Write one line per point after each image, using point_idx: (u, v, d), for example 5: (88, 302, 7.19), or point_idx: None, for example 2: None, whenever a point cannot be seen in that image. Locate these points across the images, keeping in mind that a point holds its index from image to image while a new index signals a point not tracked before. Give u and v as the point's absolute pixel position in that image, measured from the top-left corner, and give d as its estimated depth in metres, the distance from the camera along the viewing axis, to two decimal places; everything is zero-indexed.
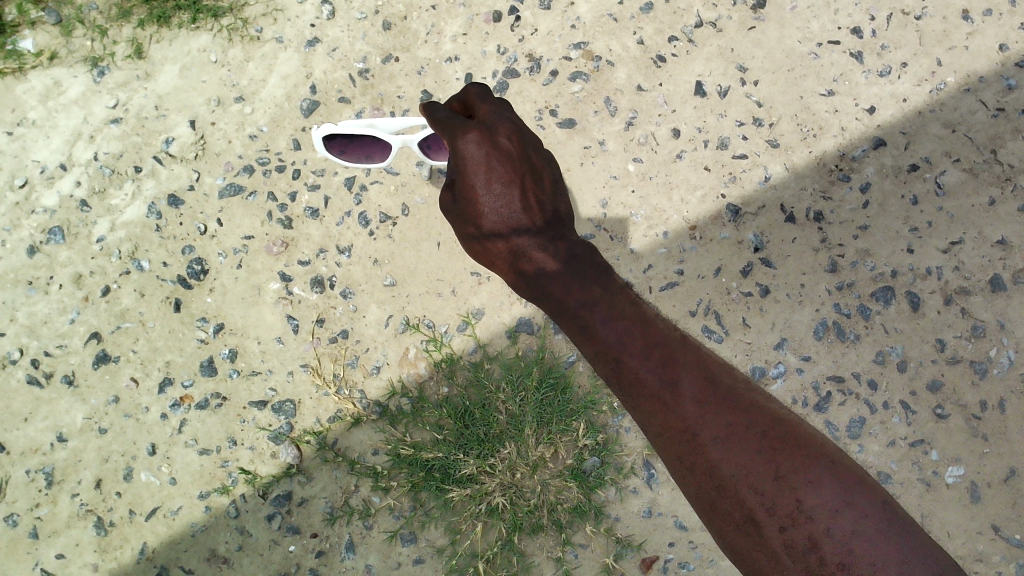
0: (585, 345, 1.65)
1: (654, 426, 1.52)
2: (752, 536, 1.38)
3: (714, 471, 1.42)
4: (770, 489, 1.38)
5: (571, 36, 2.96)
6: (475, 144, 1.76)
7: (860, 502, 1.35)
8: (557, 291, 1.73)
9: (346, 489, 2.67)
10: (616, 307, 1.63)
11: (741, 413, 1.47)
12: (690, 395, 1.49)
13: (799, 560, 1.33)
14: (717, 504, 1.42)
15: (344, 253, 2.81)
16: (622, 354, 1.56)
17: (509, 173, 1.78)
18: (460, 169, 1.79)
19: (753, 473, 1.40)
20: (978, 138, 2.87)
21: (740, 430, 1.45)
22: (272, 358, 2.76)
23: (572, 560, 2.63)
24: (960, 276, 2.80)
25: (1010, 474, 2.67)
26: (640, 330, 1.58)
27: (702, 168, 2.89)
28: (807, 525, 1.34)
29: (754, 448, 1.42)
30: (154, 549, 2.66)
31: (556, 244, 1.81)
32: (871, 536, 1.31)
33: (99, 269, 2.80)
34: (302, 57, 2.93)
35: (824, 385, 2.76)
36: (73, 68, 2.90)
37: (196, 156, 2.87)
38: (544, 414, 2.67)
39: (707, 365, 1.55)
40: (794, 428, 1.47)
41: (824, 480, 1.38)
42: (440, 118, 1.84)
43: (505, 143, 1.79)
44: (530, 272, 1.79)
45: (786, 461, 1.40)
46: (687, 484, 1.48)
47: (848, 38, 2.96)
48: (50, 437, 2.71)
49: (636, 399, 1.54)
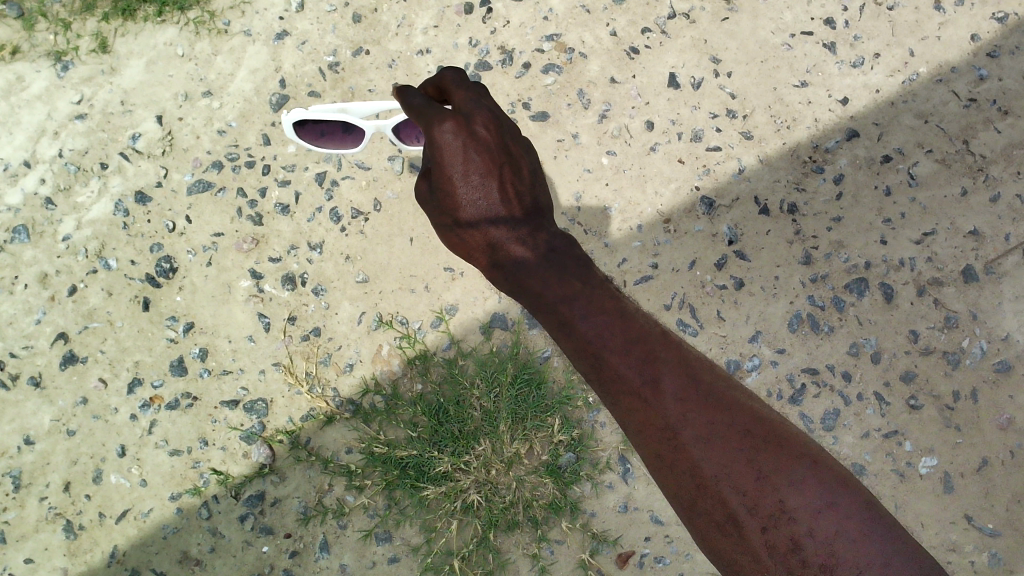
0: (564, 340, 1.60)
1: (633, 423, 1.47)
2: (733, 537, 1.33)
3: (694, 470, 1.37)
4: (752, 489, 1.33)
5: (543, 28, 2.93)
6: (451, 133, 1.71)
7: (843, 503, 1.31)
8: (537, 285, 1.67)
9: (320, 488, 2.65)
10: (595, 301, 1.58)
11: (724, 411, 1.42)
12: (670, 392, 1.44)
13: (781, 561, 1.28)
14: (697, 504, 1.37)
15: (316, 250, 2.77)
16: (599, 347, 1.52)
17: (486, 164, 1.74)
18: (437, 159, 1.74)
19: (735, 473, 1.34)
20: (950, 128, 2.87)
21: (721, 429, 1.39)
22: (243, 357, 2.72)
23: (548, 556, 2.62)
24: (932, 267, 2.80)
25: (982, 463, 2.69)
26: (620, 326, 1.53)
27: (676, 160, 2.88)
28: (790, 526, 1.29)
29: (736, 447, 1.37)
30: (125, 552, 2.62)
31: (533, 236, 1.77)
32: (854, 538, 1.27)
33: (65, 268, 2.75)
34: (270, 50, 2.89)
35: (798, 378, 2.76)
36: (36, 62, 2.85)
37: (164, 152, 2.82)
38: (518, 410, 2.65)
39: (689, 361, 1.50)
40: (774, 428, 1.42)
41: (807, 481, 1.34)
42: (417, 105, 1.77)
43: (482, 132, 1.73)
44: (507, 267, 1.75)
45: (768, 462, 1.35)
46: (667, 483, 1.42)
47: (821, 29, 2.95)
48: (17, 440, 2.67)
49: (615, 394, 1.50)
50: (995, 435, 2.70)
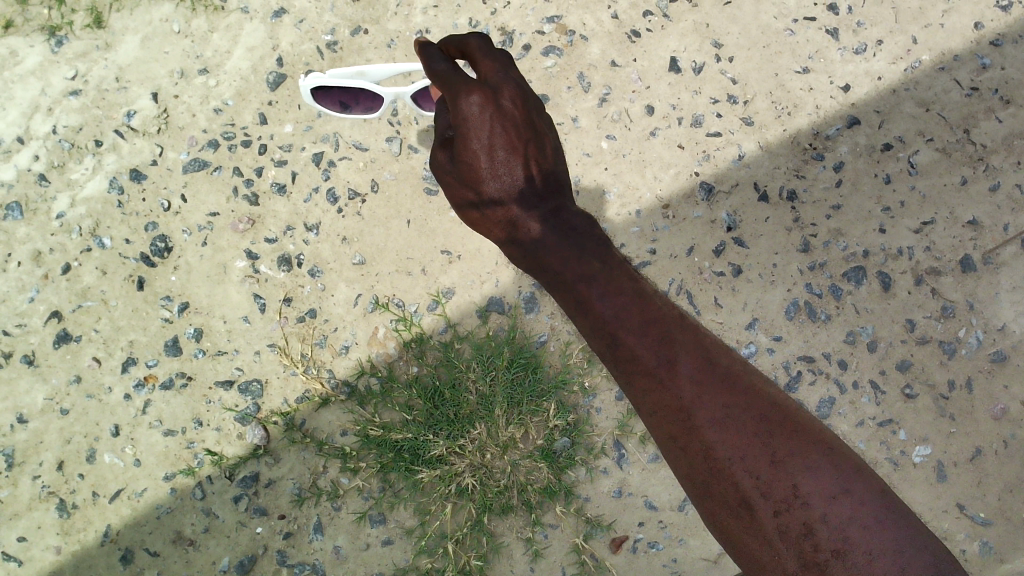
0: (580, 317, 1.59)
1: (649, 404, 1.46)
2: (743, 519, 1.33)
3: (708, 453, 1.36)
4: (767, 474, 1.32)
5: (544, 9, 2.90)
6: (478, 106, 1.67)
7: (860, 491, 1.30)
8: (554, 263, 1.66)
9: (314, 470, 2.64)
10: (612, 280, 1.57)
11: (740, 396, 1.41)
12: (687, 374, 1.42)
13: (793, 546, 1.28)
14: (710, 486, 1.37)
15: (312, 231, 2.76)
16: (615, 327, 1.51)
17: (510, 138, 1.71)
18: (460, 130, 1.70)
19: (750, 457, 1.34)
20: (951, 117, 2.86)
21: (738, 413, 1.38)
22: (238, 338, 2.71)
23: (542, 540, 2.63)
24: (931, 256, 2.79)
25: (976, 453, 2.69)
26: (637, 305, 1.52)
27: (675, 146, 2.86)
28: (804, 512, 1.29)
29: (750, 432, 1.36)
30: (118, 531, 2.61)
31: (554, 214, 1.76)
32: (871, 525, 1.26)
33: (59, 246, 2.73)
34: (268, 28, 2.85)
35: (795, 365, 2.76)
36: (30, 37, 2.81)
37: (159, 130, 2.80)
38: (514, 395, 2.65)
39: (702, 341, 1.48)
40: (792, 413, 1.41)
41: (823, 467, 1.33)
42: (440, 70, 1.70)
43: (508, 106, 1.70)
44: (528, 245, 1.73)
45: (783, 446, 1.34)
46: (679, 465, 1.42)
47: (824, 14, 2.92)
48: (10, 418, 2.65)
49: (631, 374, 1.49)
50: (990, 425, 2.71)
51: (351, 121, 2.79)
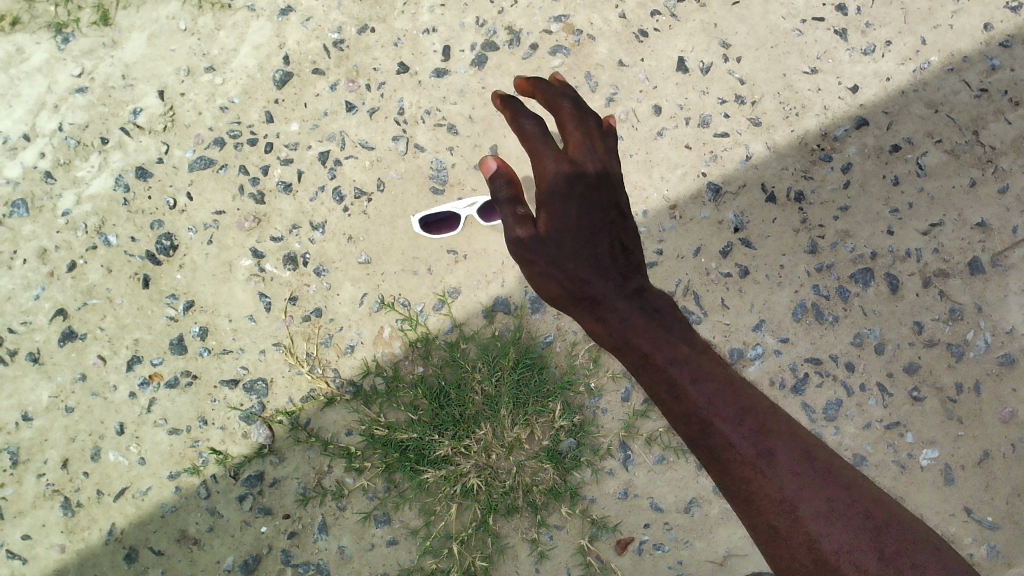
0: (663, 394, 1.85)
1: (705, 455, 1.82)
2: (778, 544, 1.73)
3: (751, 484, 1.74)
4: (802, 510, 1.71)
5: (551, 8, 2.89)
6: (553, 159, 2.04)
7: (853, 519, 1.71)
8: (641, 344, 1.88)
9: (319, 469, 2.63)
10: (704, 370, 1.84)
11: (780, 442, 1.78)
12: (744, 441, 1.76)
13: (805, 556, 1.69)
14: (756, 509, 1.75)
15: (318, 230, 2.75)
16: (703, 410, 1.78)
17: (588, 185, 2.04)
18: (534, 162, 2.07)
19: (792, 488, 1.73)
20: (960, 118, 2.84)
21: (787, 462, 1.75)
22: (243, 336, 2.70)
23: (548, 542, 2.62)
24: (939, 258, 2.78)
25: (983, 456, 2.68)
26: (724, 391, 1.82)
27: (683, 146, 2.85)
28: (808, 534, 1.69)
29: (790, 474, 1.74)
30: (123, 530, 2.61)
31: (637, 291, 1.96)
32: (868, 558, 1.66)
33: (64, 244, 2.72)
34: (274, 26, 2.84)
35: (801, 367, 2.74)
36: (36, 34, 2.81)
37: (165, 128, 2.79)
38: (520, 395, 2.65)
39: (792, 432, 1.82)
40: (823, 461, 1.79)
41: (831, 501, 1.73)
42: (527, 123, 2.12)
43: (584, 157, 2.07)
44: (610, 317, 1.92)
45: (816, 487, 1.74)
46: (729, 494, 1.81)
47: (833, 15, 2.91)
48: (15, 416, 2.65)
49: (698, 441, 1.81)
50: (998, 428, 2.70)
51: (357, 119, 2.82)
